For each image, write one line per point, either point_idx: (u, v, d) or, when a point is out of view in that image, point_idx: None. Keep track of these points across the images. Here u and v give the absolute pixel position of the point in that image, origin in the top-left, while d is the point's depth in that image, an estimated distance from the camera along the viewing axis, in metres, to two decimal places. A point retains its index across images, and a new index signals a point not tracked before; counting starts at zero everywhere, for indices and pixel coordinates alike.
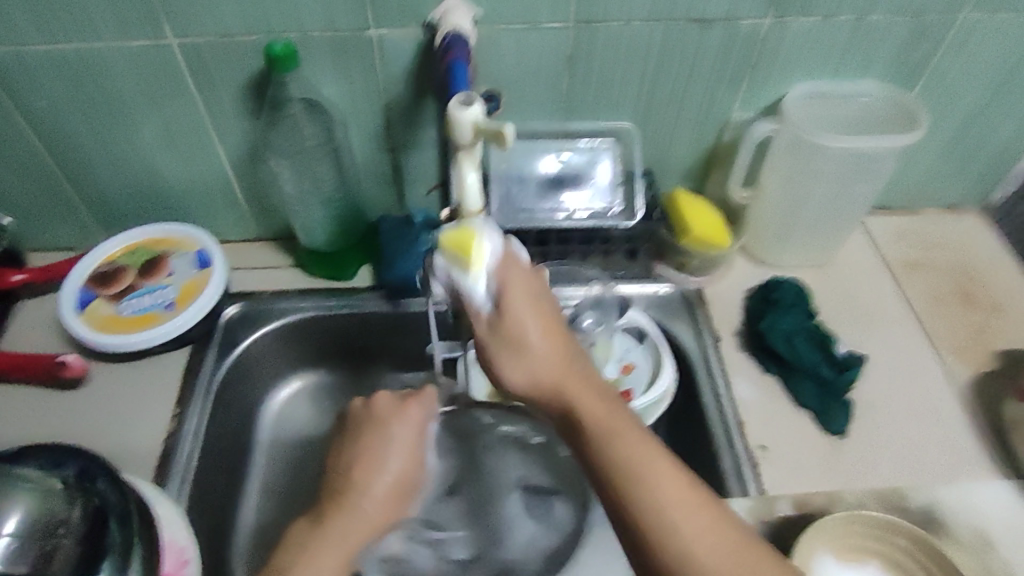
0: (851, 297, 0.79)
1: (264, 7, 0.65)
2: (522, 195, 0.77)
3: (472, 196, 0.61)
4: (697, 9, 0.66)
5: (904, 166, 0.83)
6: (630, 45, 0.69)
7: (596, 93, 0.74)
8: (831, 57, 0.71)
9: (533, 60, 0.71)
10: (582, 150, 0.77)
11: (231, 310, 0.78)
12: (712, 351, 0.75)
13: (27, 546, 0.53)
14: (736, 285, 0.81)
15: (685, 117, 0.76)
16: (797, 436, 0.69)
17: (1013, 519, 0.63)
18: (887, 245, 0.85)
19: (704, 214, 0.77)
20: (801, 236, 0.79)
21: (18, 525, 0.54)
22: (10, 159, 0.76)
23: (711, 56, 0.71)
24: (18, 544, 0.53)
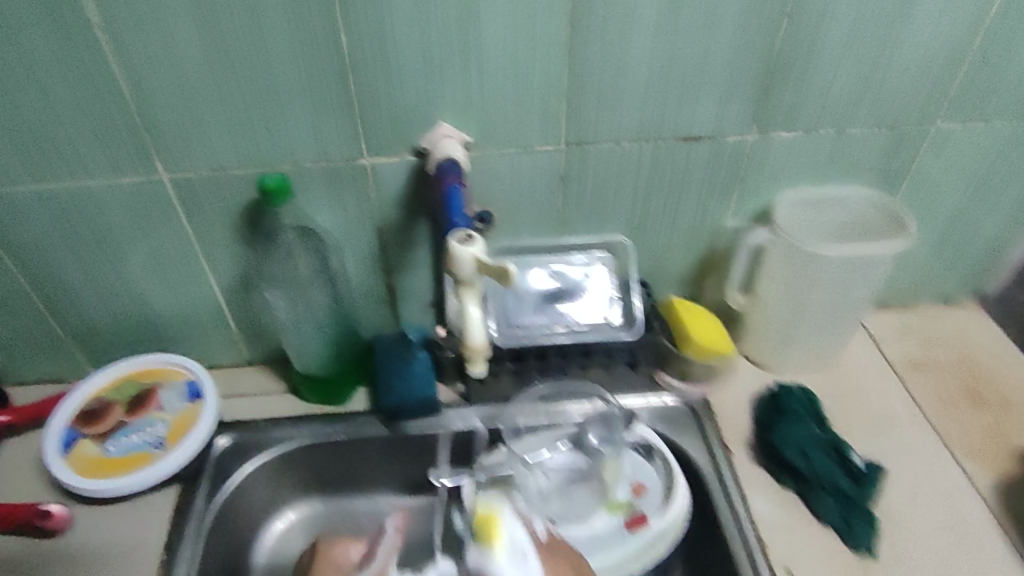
0: (859, 400, 0.77)
1: (257, 141, 0.66)
2: (519, 312, 0.76)
3: (477, 329, 0.61)
4: (683, 128, 0.68)
5: (897, 265, 0.83)
6: (619, 163, 0.71)
7: (588, 209, 0.74)
8: (815, 168, 0.73)
9: (525, 182, 0.71)
10: (576, 264, 0.77)
11: (221, 442, 0.75)
12: (724, 465, 0.71)
13: None
14: (740, 394, 0.79)
15: (678, 229, 0.77)
16: (821, 557, 0.65)
17: None
18: (888, 344, 0.84)
19: (704, 323, 0.77)
20: (803, 340, 0.78)
21: None
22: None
23: (700, 170, 0.72)
24: None
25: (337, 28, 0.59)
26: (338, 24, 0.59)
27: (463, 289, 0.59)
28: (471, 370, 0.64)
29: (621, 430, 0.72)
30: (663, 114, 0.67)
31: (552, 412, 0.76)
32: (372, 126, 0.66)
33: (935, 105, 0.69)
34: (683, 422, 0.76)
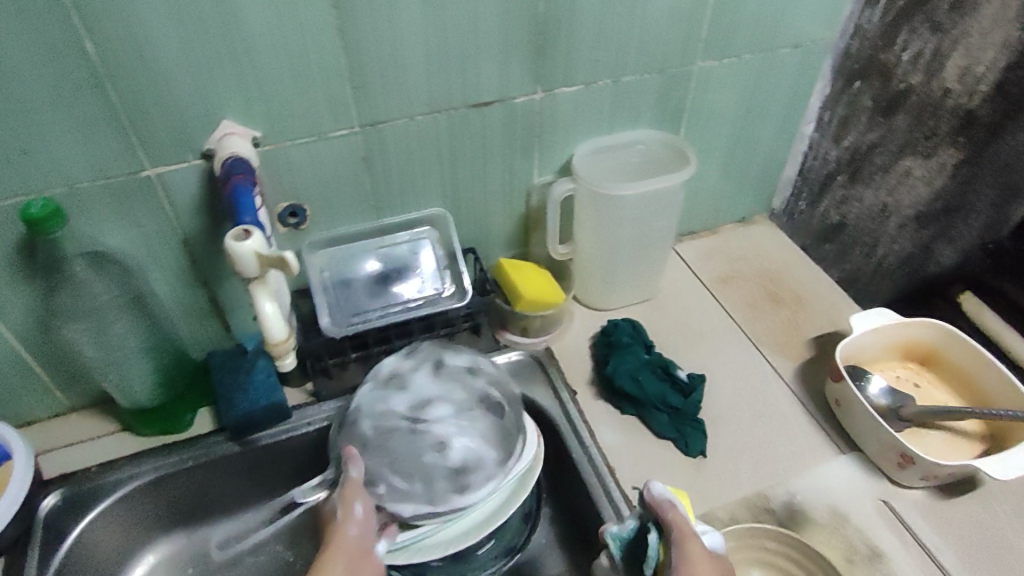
0: (680, 322, 0.85)
1: (17, 167, 0.60)
2: (349, 300, 0.75)
3: (275, 324, 0.59)
4: (472, 95, 0.71)
5: (694, 195, 0.92)
6: (419, 137, 0.72)
7: (400, 187, 0.75)
8: (602, 116, 0.77)
9: (327, 171, 0.71)
10: (400, 244, 0.78)
11: (50, 500, 0.69)
12: (571, 407, 0.76)
13: None
14: (578, 338, 0.84)
15: (491, 193, 0.79)
16: (664, 469, 0.71)
17: (859, 491, 0.68)
18: (700, 266, 0.92)
19: (530, 277, 0.80)
20: (625, 275, 0.84)
21: None
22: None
23: (498, 133, 0.74)
24: None
25: (80, 35, 0.55)
26: (80, 30, 0.55)
27: (252, 287, 0.59)
28: (283, 366, 0.63)
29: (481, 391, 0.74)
30: (449, 84, 0.69)
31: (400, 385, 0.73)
32: (149, 134, 0.62)
33: (691, 47, 0.75)
34: (530, 374, 0.80)
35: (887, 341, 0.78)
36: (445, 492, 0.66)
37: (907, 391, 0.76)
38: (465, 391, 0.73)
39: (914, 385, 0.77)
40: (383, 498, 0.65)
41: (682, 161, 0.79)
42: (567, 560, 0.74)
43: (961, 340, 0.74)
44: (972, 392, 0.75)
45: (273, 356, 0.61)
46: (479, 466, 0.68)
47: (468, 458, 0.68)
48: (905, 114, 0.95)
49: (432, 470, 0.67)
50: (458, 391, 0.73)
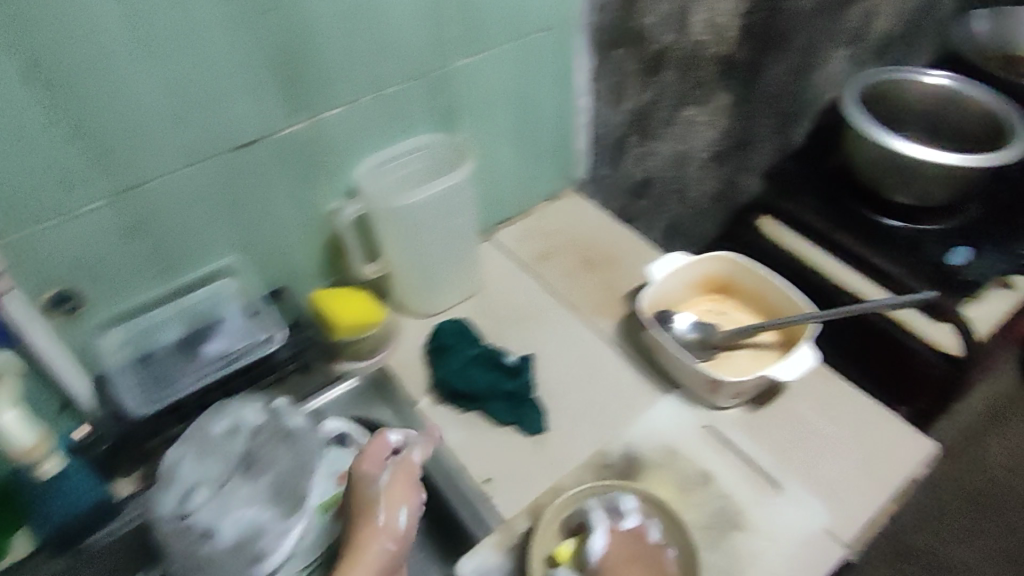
0: (504, 308, 0.88)
1: None
2: (159, 372, 0.72)
3: (18, 431, 0.62)
4: (231, 137, 0.66)
5: (496, 182, 0.94)
6: (188, 191, 0.67)
7: (183, 245, 0.70)
8: (377, 131, 0.76)
9: (93, 247, 0.64)
10: (200, 300, 0.74)
11: None
12: (412, 418, 0.77)
13: None
14: (411, 348, 0.85)
15: (286, 228, 0.76)
16: (508, 453, 0.73)
17: (684, 423, 0.74)
18: (518, 249, 0.96)
19: (348, 304, 0.79)
20: (443, 277, 0.86)
21: None
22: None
23: (273, 170, 0.70)
24: None
25: None
26: None
27: None
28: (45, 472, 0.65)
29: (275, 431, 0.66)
30: (199, 130, 0.64)
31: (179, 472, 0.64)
32: None
33: (447, 49, 0.76)
34: (368, 397, 0.80)
35: (686, 279, 0.84)
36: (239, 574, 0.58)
37: (710, 320, 0.83)
38: (223, 462, 0.64)
39: (717, 314, 0.84)
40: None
41: (460, 161, 0.82)
42: None
43: (743, 265, 0.83)
44: (766, 308, 0.83)
45: (28, 464, 0.63)
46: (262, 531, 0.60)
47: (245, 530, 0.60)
48: (670, 70, 1.09)
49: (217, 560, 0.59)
50: (217, 462, 0.64)
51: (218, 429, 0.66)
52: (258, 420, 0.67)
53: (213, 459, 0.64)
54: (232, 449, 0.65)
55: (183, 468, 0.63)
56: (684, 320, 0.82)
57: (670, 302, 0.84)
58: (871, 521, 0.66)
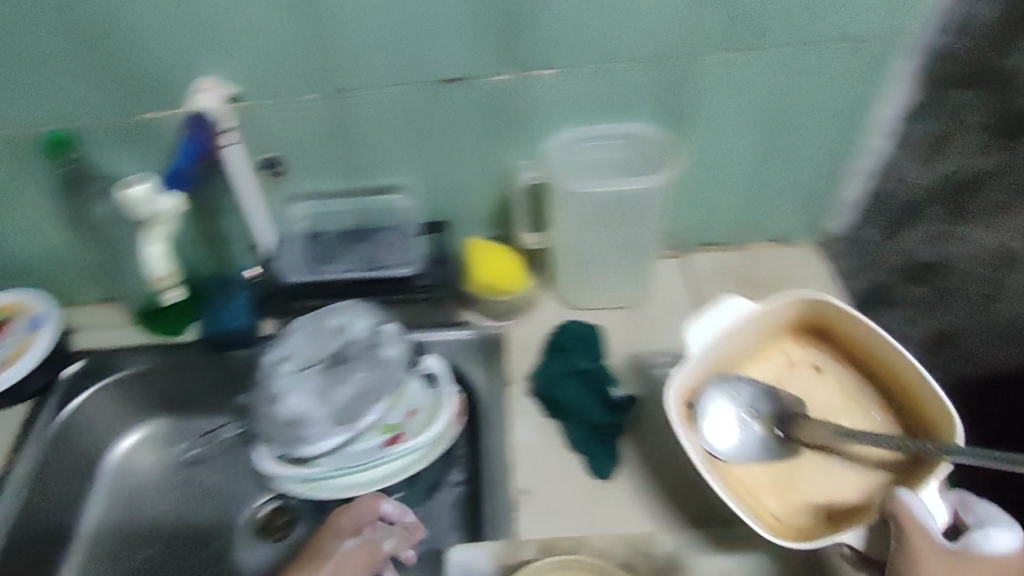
0: (652, 337, 0.79)
1: (42, 100, 0.70)
2: (315, 252, 0.82)
3: (160, 260, 0.77)
4: (441, 71, 0.70)
5: (714, 203, 0.82)
6: (390, 109, 0.73)
7: (375, 154, 0.77)
8: (588, 107, 0.73)
9: (302, 130, 0.74)
10: (366, 205, 0.81)
11: (70, 369, 0.84)
12: (500, 396, 0.76)
13: None
14: (539, 329, 0.82)
15: (469, 170, 0.78)
16: (558, 482, 0.69)
17: (752, 562, 0.62)
18: (706, 283, 0.84)
19: (495, 261, 0.79)
20: (601, 273, 0.80)
21: None
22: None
23: (471, 114, 0.73)
24: None
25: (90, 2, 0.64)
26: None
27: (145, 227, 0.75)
28: (169, 295, 0.82)
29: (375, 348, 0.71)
30: (417, 57, 0.69)
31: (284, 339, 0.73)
32: (137, 83, 0.69)
33: (694, 40, 0.69)
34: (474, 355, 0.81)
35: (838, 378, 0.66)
36: (284, 446, 0.68)
37: (841, 422, 0.64)
38: (320, 347, 0.71)
39: (811, 369, 0.66)
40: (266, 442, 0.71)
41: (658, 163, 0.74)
42: None
43: (778, 299, 0.65)
44: (921, 422, 0.61)
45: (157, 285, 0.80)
46: (311, 422, 0.68)
47: (302, 412, 0.68)
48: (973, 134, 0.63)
49: (273, 423, 0.69)
50: (317, 345, 0.71)
51: (329, 321, 0.72)
52: (360, 328, 0.72)
53: (309, 339, 0.72)
54: (332, 341, 0.72)
55: (292, 338, 0.72)
56: (728, 430, 0.62)
57: (738, 364, 0.66)
58: None
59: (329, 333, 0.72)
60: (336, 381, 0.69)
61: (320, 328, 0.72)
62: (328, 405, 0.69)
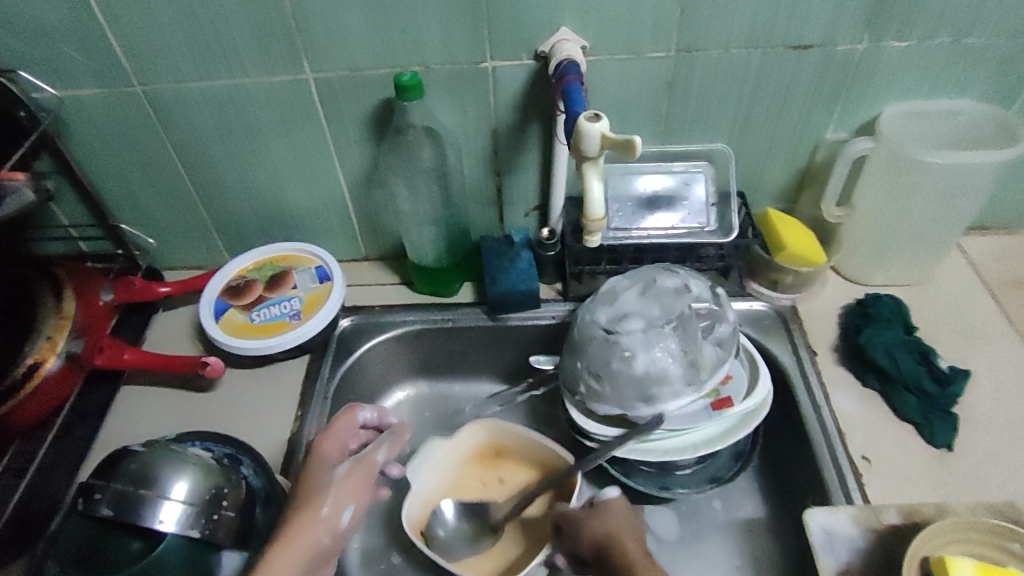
0: (949, 313, 0.79)
1: (391, 40, 0.69)
2: (620, 216, 0.80)
3: (597, 204, 0.63)
4: (794, 35, 0.69)
5: (1010, 185, 0.82)
6: (727, 70, 0.72)
7: (693, 116, 0.76)
8: (925, 79, 0.72)
9: (634, 87, 0.74)
10: (676, 173, 0.80)
11: (345, 322, 0.83)
12: (809, 364, 0.76)
13: (197, 513, 0.56)
14: (830, 303, 0.81)
15: (780, 139, 0.78)
16: (902, 453, 0.68)
17: None
18: (988, 266, 0.83)
19: (797, 233, 0.80)
20: (900, 250, 0.79)
21: (187, 492, 0.56)
22: (146, 171, 0.81)
23: (806, 80, 0.73)
24: (191, 510, 0.56)
25: None
26: None
27: (585, 165, 0.62)
28: (590, 243, 0.67)
29: (712, 316, 0.70)
30: (776, 20, 0.68)
31: (606, 296, 0.72)
32: (495, 29, 0.68)
33: None
34: (769, 326, 0.80)
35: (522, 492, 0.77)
36: (627, 401, 0.67)
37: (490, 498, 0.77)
38: (664, 308, 0.69)
39: (497, 480, 0.78)
40: (585, 397, 0.70)
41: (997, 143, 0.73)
42: (766, 513, 0.76)
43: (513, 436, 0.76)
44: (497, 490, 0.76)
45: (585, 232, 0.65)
46: (664, 381, 0.66)
47: (654, 371, 0.66)
48: None
49: (618, 377, 0.67)
50: (656, 305, 0.70)
51: (667, 284, 0.71)
52: (701, 293, 0.71)
53: (644, 300, 0.70)
54: (668, 302, 0.70)
55: (621, 297, 0.71)
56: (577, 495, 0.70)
57: (502, 472, 0.78)
58: None
59: (664, 293, 0.70)
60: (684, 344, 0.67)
61: (652, 291, 0.70)
62: (680, 364, 0.67)
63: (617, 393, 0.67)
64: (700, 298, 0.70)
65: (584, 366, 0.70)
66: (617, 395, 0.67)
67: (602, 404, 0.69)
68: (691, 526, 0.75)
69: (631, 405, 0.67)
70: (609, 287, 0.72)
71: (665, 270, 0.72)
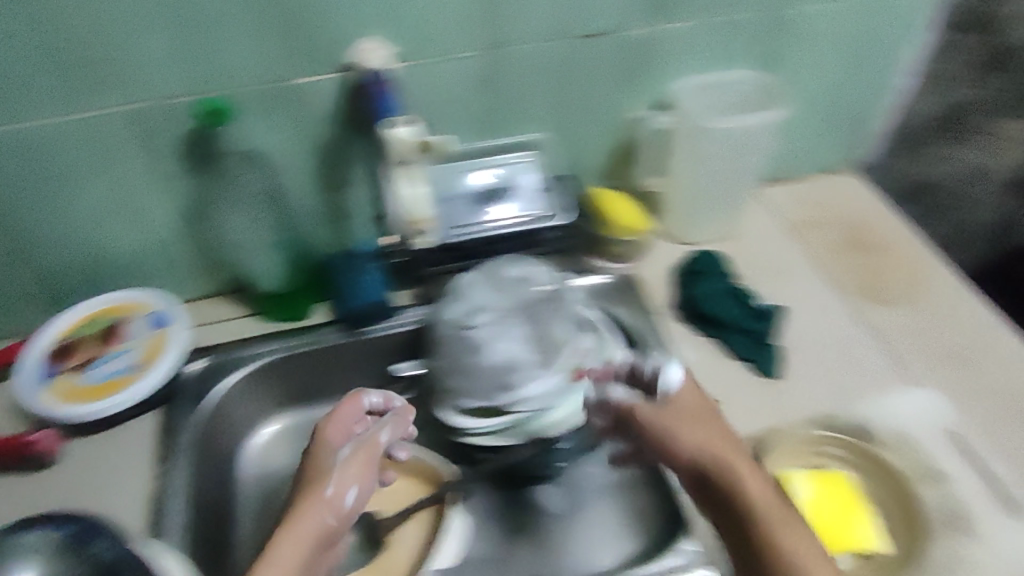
0: (761, 259, 0.89)
1: (196, 63, 0.67)
2: (459, 212, 0.81)
3: (418, 205, 0.73)
4: (588, 24, 0.75)
5: (788, 138, 0.94)
6: (536, 62, 0.76)
7: (515, 108, 0.80)
8: (705, 55, 0.81)
9: (454, 87, 0.75)
10: (504, 165, 0.83)
11: (195, 365, 0.77)
12: (654, 325, 0.82)
13: None
14: (664, 266, 0.89)
15: (596, 122, 0.84)
16: (742, 388, 0.75)
17: (930, 420, 0.72)
18: (788, 211, 0.95)
19: (620, 206, 0.86)
20: (713, 209, 0.88)
21: None
22: None
23: (607, 64, 0.79)
24: None
25: None
26: None
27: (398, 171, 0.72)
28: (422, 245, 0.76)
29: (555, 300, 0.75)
30: (570, 12, 0.73)
31: (458, 292, 0.74)
32: (303, 44, 0.68)
33: None
34: (620, 294, 0.84)
35: None
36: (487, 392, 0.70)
37: None
38: (510, 300, 0.74)
39: None
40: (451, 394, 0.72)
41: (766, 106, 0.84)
42: None
43: None
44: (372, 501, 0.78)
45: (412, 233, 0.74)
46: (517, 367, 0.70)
47: (507, 360, 0.70)
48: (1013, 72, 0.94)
49: (475, 370, 0.70)
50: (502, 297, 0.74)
51: (513, 276, 0.76)
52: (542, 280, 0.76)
53: (491, 293, 0.74)
54: (514, 292, 0.74)
55: (471, 291, 0.74)
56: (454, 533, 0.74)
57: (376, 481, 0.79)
58: None
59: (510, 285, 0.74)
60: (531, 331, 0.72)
61: (499, 284, 0.74)
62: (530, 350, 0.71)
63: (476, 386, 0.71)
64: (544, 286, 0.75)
65: (443, 365, 0.73)
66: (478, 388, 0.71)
67: (466, 400, 0.72)
68: (578, 498, 0.78)
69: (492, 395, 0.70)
70: (462, 284, 0.75)
71: (508, 262, 0.76)
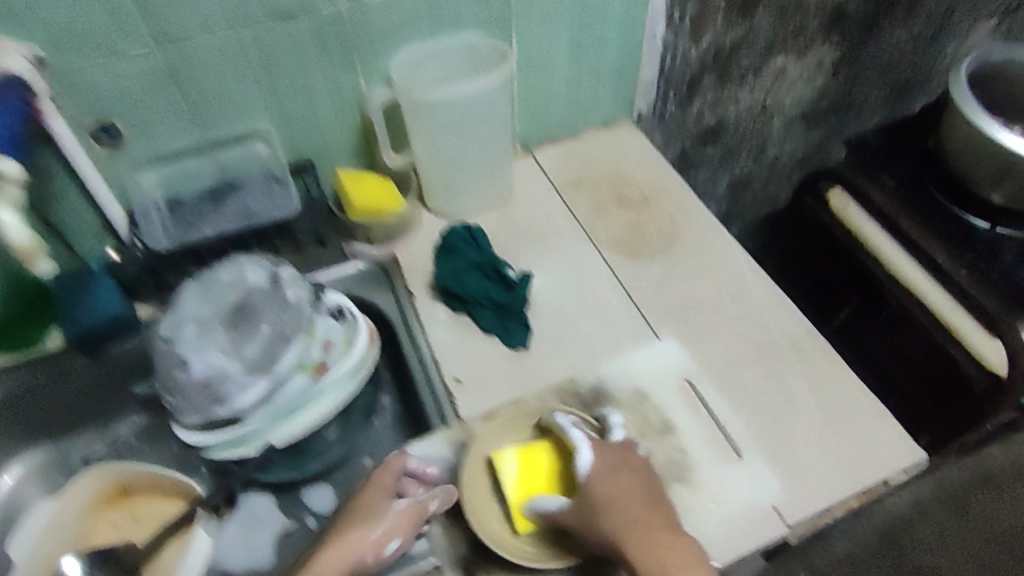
0: (522, 224, 0.88)
1: None
2: (181, 215, 0.79)
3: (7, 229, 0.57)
4: (271, 5, 0.68)
5: (547, 97, 0.92)
6: (224, 52, 0.71)
7: (220, 102, 0.74)
8: (420, 24, 0.77)
9: (135, 87, 0.70)
10: (228, 159, 0.79)
11: None
12: (407, 306, 0.80)
13: None
14: (425, 242, 0.86)
15: (321, 105, 0.79)
16: (486, 363, 0.75)
17: (663, 373, 0.72)
18: (555, 169, 0.94)
19: (367, 187, 0.83)
20: (467, 180, 0.86)
21: None
22: None
23: (310, 46, 0.73)
24: None
25: None
26: None
27: None
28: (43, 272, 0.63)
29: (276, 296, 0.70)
30: None
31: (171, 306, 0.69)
32: None
33: None
34: (373, 280, 0.83)
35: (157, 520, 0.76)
36: (202, 408, 0.67)
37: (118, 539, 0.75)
38: (221, 306, 0.69)
39: (128, 518, 0.76)
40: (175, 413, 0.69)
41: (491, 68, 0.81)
42: None
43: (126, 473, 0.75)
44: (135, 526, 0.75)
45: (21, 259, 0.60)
46: (228, 377, 0.66)
47: (215, 373, 0.66)
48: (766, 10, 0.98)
49: (185, 387, 0.67)
50: (213, 304, 0.69)
51: (228, 280, 0.70)
52: (258, 279, 0.71)
53: (202, 302, 0.69)
54: (228, 297, 0.70)
55: (182, 303, 0.69)
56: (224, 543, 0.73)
57: (135, 509, 0.77)
58: (825, 511, 0.64)
59: (224, 290, 0.70)
60: (244, 336, 0.68)
61: (213, 291, 0.70)
62: (242, 357, 0.67)
63: (191, 402, 0.67)
64: (263, 283, 0.71)
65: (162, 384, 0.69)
66: (193, 404, 0.67)
67: (188, 417, 0.68)
68: (346, 492, 0.77)
69: (210, 410, 0.67)
70: (175, 296, 0.70)
71: (225, 265, 0.71)
